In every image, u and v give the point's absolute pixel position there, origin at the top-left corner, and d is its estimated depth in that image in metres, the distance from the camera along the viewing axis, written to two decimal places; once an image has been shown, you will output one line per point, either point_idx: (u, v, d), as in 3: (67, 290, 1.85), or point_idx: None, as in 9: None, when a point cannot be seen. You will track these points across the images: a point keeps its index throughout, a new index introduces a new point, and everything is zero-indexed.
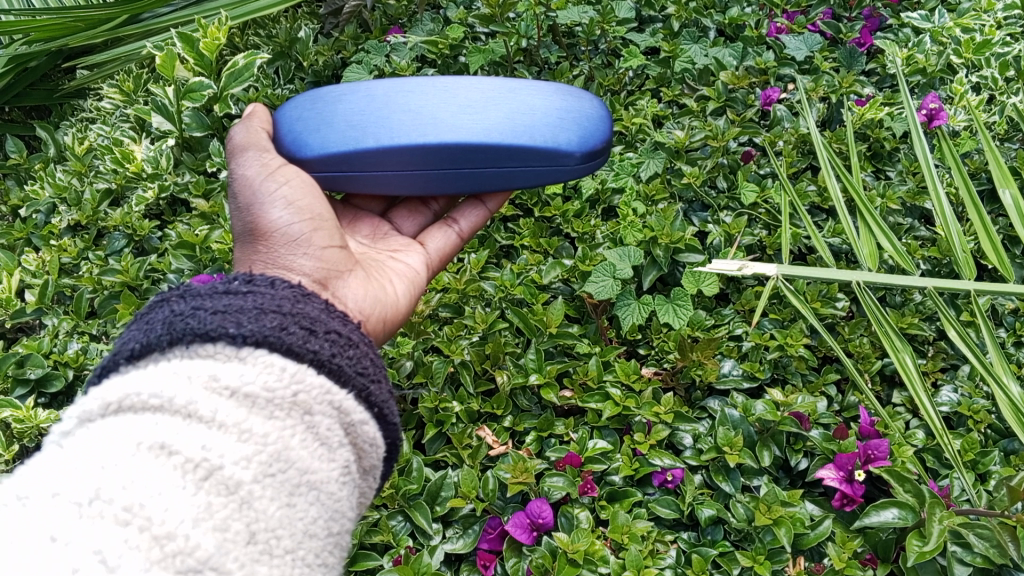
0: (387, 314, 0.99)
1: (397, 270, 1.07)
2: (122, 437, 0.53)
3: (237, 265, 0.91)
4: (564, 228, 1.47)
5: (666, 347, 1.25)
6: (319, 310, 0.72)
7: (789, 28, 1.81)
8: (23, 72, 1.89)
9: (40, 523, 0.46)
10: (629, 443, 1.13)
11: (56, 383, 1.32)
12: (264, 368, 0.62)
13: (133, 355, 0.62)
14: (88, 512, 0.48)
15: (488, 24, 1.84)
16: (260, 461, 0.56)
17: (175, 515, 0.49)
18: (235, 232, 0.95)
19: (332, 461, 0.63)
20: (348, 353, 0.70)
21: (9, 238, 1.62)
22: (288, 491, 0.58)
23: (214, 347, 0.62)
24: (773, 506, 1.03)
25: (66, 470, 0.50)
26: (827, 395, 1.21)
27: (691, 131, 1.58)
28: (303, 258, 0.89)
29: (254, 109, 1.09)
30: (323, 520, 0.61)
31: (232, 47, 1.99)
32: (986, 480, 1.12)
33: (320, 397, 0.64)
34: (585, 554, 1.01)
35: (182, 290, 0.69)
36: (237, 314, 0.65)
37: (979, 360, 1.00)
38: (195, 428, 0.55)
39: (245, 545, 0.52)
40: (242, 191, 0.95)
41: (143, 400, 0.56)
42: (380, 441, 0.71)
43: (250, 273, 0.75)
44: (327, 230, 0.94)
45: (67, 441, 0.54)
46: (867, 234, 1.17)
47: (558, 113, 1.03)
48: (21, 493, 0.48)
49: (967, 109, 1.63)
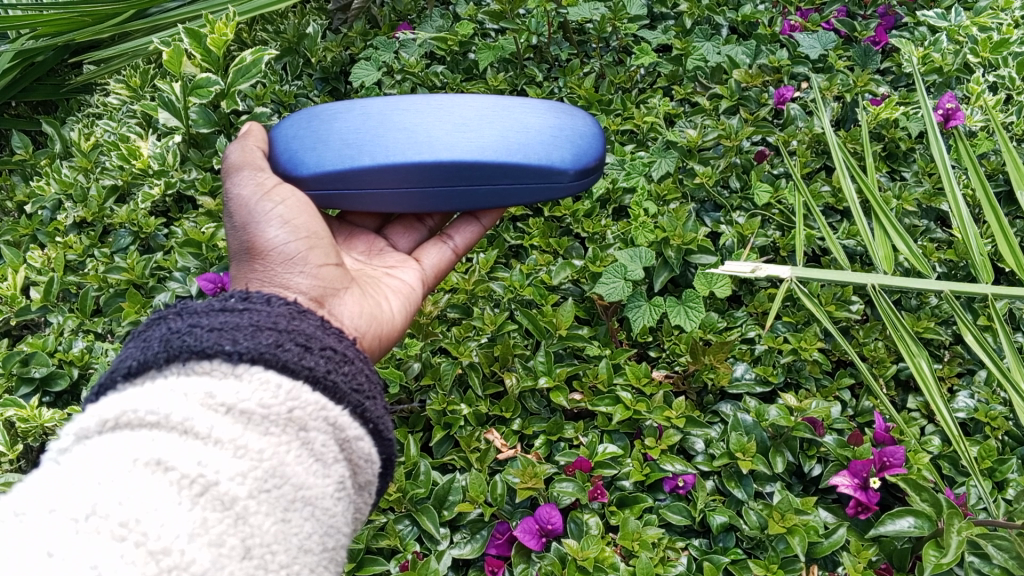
0: (383, 331, 0.98)
1: (393, 287, 1.06)
2: (118, 452, 0.52)
3: (234, 284, 0.89)
4: (574, 228, 1.45)
5: (678, 350, 1.23)
6: (315, 327, 0.71)
7: (803, 26, 1.78)
8: (30, 67, 1.88)
9: (36, 540, 0.45)
10: (640, 448, 1.11)
11: (61, 382, 1.31)
12: (260, 385, 0.61)
13: (131, 372, 0.61)
14: (85, 528, 0.47)
15: (498, 20, 1.81)
16: (255, 476, 0.55)
17: (171, 530, 0.48)
18: (231, 251, 0.93)
19: (327, 477, 0.62)
20: (343, 369, 0.69)
21: (15, 234, 1.61)
22: (283, 507, 0.57)
23: (210, 364, 0.61)
24: (787, 514, 1.02)
25: (63, 487, 0.49)
26: (841, 400, 1.19)
27: (703, 130, 1.56)
28: (300, 276, 0.88)
29: (249, 128, 1.08)
30: (318, 535, 0.60)
31: (241, 43, 1.98)
32: (1004, 488, 1.09)
33: (316, 413, 0.63)
34: (595, 561, 1.00)
35: (180, 307, 0.69)
36: (233, 332, 0.65)
37: (997, 366, 0.96)
38: (192, 444, 0.54)
39: (240, 560, 0.51)
40: (237, 211, 0.94)
41: (139, 417, 0.55)
42: (375, 457, 0.70)
43: (246, 290, 0.74)
44: (323, 247, 0.94)
45: (65, 458, 0.53)
46: (882, 236, 1.14)
47: (551, 132, 1.01)
48: (19, 510, 0.47)
49: (984, 110, 1.60)
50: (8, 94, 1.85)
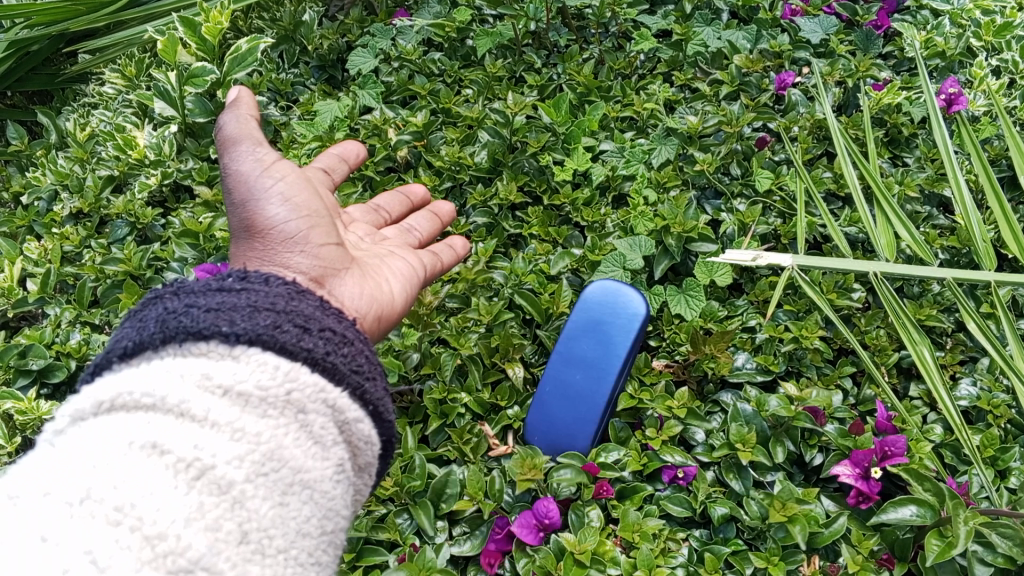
0: (384, 312, 0.98)
1: (394, 270, 1.07)
2: (115, 436, 0.53)
3: (234, 260, 0.93)
4: (573, 216, 1.43)
5: (678, 339, 1.23)
6: (314, 307, 0.72)
7: (805, 10, 1.75)
8: (25, 57, 1.86)
9: (31, 524, 0.47)
10: (639, 438, 1.11)
11: (59, 374, 1.31)
12: (258, 366, 0.62)
13: (126, 353, 0.62)
14: (79, 512, 0.48)
15: (495, 6, 1.79)
16: (252, 460, 0.57)
17: (166, 515, 0.50)
18: (231, 228, 0.97)
19: (327, 459, 0.63)
20: (343, 351, 0.69)
21: (11, 225, 1.59)
22: (281, 491, 0.58)
23: (207, 345, 0.62)
24: (788, 503, 1.01)
25: (59, 471, 0.51)
26: (842, 388, 1.19)
27: (704, 116, 1.54)
28: (299, 255, 0.92)
29: (239, 98, 1.10)
30: (317, 519, 0.61)
31: (236, 31, 1.96)
32: (1006, 477, 1.09)
33: (314, 395, 0.64)
34: (593, 553, 1.00)
35: (177, 287, 0.70)
36: (231, 312, 0.65)
37: (1000, 354, 0.96)
38: (188, 427, 0.55)
39: (237, 544, 0.52)
40: (236, 187, 0.98)
41: (135, 400, 0.56)
42: (375, 439, 0.71)
43: (244, 270, 0.75)
44: (320, 230, 0.98)
45: (59, 440, 0.54)
46: (885, 223, 1.13)
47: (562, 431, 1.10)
48: (13, 493, 0.50)
49: (987, 94, 1.58)
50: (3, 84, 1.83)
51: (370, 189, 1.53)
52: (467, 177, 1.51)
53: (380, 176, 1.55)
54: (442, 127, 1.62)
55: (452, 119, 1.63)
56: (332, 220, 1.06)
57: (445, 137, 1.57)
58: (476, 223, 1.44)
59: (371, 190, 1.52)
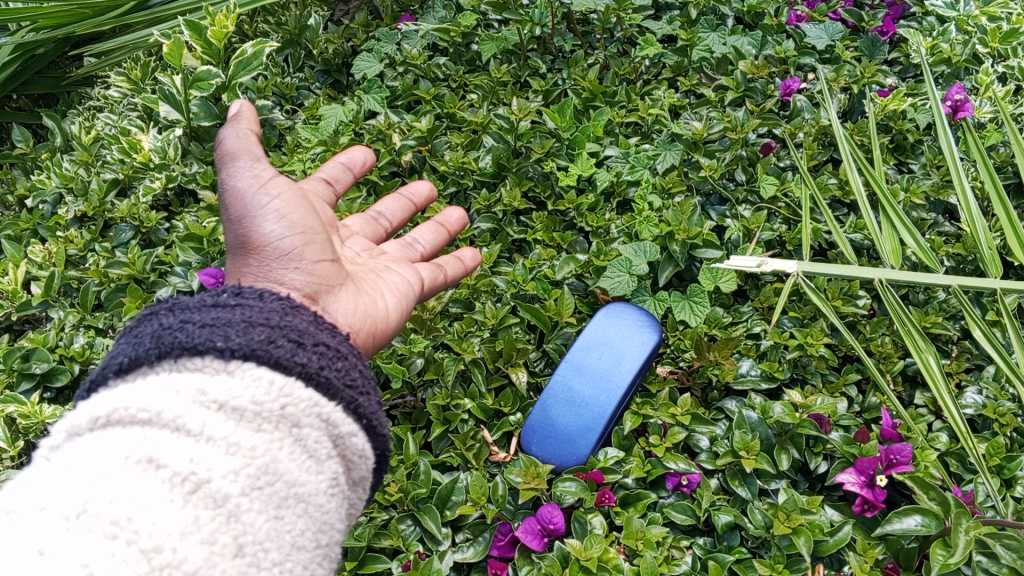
0: (377, 327, 1.00)
1: (390, 285, 1.08)
2: (111, 450, 0.56)
3: (229, 276, 0.95)
4: (578, 222, 1.43)
5: (682, 346, 1.22)
6: (307, 323, 0.75)
7: (810, 16, 1.75)
8: (31, 60, 1.87)
9: (32, 537, 0.50)
10: (643, 446, 1.12)
11: (62, 377, 1.31)
12: (252, 381, 0.65)
13: (122, 368, 0.65)
14: (76, 526, 0.51)
15: (501, 11, 1.78)
16: (247, 474, 0.60)
17: (162, 529, 0.53)
18: (228, 244, 0.99)
19: (320, 473, 0.67)
20: (336, 365, 0.73)
21: (15, 228, 1.59)
22: (275, 504, 0.61)
23: (202, 361, 0.66)
24: (792, 514, 1.01)
25: (56, 484, 0.53)
26: (847, 396, 1.18)
27: (708, 122, 1.55)
28: (293, 272, 0.93)
29: (239, 110, 1.09)
30: (311, 532, 0.64)
31: (242, 35, 1.96)
32: (1012, 486, 1.08)
33: (308, 410, 0.67)
34: (598, 561, 0.99)
35: (171, 303, 0.73)
36: (225, 328, 0.69)
37: (1006, 362, 0.95)
38: (183, 441, 0.58)
39: (232, 557, 0.56)
40: (232, 203, 0.99)
41: (131, 414, 0.59)
42: (368, 453, 0.74)
43: (238, 285, 0.79)
44: (315, 246, 0.99)
45: (55, 455, 0.57)
46: (890, 230, 1.12)
47: (561, 439, 1.09)
48: (7, 508, 0.52)
49: (993, 101, 1.56)
50: (9, 87, 1.85)
51: (374, 194, 1.53)
52: (471, 182, 1.51)
53: (384, 181, 1.55)
54: (446, 132, 1.63)
55: (457, 123, 1.63)
56: (328, 236, 1.07)
57: (449, 142, 1.57)
58: (481, 228, 1.44)
59: (376, 195, 1.53)
